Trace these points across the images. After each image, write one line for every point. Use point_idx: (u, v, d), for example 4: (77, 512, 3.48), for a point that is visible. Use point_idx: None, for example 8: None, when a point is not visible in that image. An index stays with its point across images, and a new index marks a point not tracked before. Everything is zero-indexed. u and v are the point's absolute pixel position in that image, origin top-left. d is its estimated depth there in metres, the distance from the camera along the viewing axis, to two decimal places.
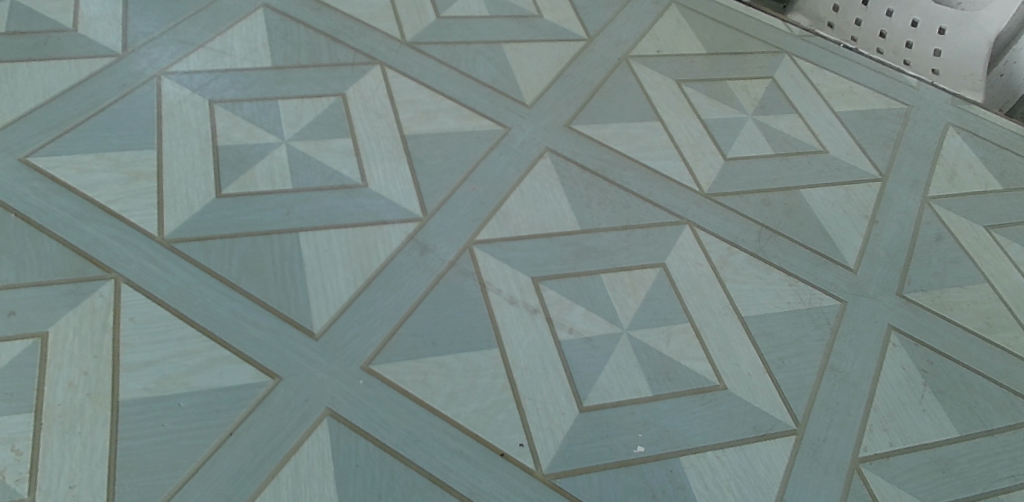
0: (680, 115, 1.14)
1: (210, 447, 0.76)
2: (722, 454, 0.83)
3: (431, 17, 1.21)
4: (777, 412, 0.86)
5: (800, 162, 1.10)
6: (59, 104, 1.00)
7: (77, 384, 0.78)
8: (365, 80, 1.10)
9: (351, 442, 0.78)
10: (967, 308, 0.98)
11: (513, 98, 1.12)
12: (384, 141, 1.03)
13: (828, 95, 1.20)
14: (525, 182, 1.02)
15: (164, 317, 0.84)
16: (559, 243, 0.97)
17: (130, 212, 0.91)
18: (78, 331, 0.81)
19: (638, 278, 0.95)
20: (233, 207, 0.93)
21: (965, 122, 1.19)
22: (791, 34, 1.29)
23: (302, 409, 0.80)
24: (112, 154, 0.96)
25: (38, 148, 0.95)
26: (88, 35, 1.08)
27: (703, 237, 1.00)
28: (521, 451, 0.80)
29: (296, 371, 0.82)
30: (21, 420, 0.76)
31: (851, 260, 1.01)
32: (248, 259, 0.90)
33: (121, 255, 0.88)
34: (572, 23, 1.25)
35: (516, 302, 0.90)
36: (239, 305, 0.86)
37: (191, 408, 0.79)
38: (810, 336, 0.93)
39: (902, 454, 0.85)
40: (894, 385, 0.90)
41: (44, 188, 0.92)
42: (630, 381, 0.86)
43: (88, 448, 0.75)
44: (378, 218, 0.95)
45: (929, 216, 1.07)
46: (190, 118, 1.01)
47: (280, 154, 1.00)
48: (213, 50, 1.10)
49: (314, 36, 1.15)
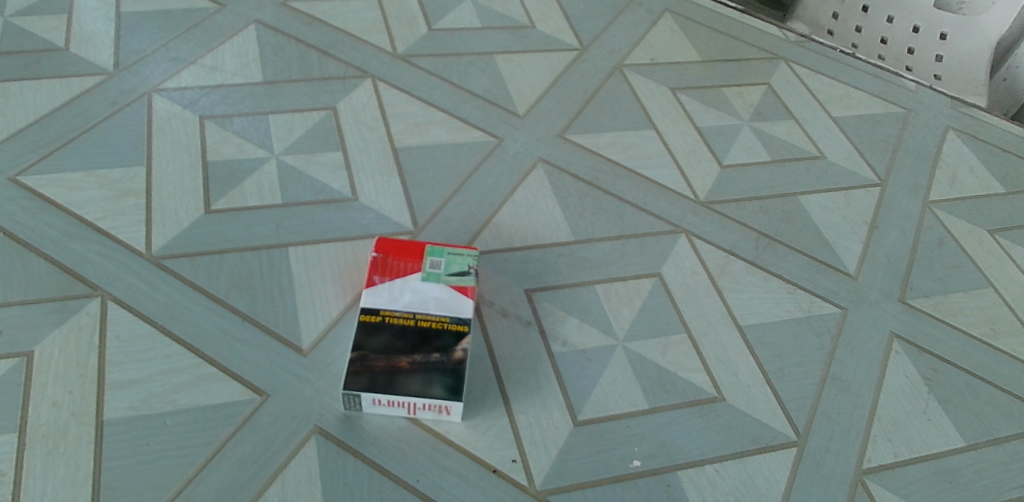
0: (675, 123, 1.12)
1: (196, 466, 0.75)
2: (722, 467, 0.80)
3: (424, 30, 1.21)
4: (778, 423, 0.84)
5: (798, 168, 1.08)
6: (50, 122, 1.00)
7: (60, 404, 0.77)
8: (356, 94, 1.09)
9: (340, 459, 0.77)
10: (972, 314, 0.96)
11: (505, 109, 1.11)
12: (375, 154, 1.03)
13: (825, 101, 1.19)
14: (517, 193, 1.01)
15: (151, 335, 0.83)
16: (552, 253, 0.95)
17: (118, 229, 0.91)
18: (64, 349, 0.81)
19: (633, 288, 0.93)
20: (222, 223, 0.93)
21: (966, 126, 1.17)
22: (787, 40, 1.28)
23: (290, 427, 0.78)
24: (101, 171, 0.96)
25: (28, 166, 0.95)
26: (81, 53, 1.09)
27: (699, 245, 0.98)
28: (513, 466, 0.78)
29: (284, 387, 0.81)
30: (4, 441, 0.75)
31: (852, 267, 0.99)
32: (237, 275, 0.89)
33: (108, 272, 0.87)
34: (565, 33, 1.24)
35: (509, 314, 0.89)
36: (226, 322, 0.85)
37: (176, 426, 0.77)
38: (811, 345, 0.91)
39: (908, 466, 0.83)
40: (898, 394, 0.88)
41: (33, 206, 0.92)
42: (625, 394, 0.84)
43: (71, 469, 0.74)
44: (368, 231, 0.94)
45: (930, 221, 1.04)
46: (180, 134, 1.01)
47: (270, 169, 0.99)
48: (204, 66, 1.10)
49: (305, 51, 1.15)
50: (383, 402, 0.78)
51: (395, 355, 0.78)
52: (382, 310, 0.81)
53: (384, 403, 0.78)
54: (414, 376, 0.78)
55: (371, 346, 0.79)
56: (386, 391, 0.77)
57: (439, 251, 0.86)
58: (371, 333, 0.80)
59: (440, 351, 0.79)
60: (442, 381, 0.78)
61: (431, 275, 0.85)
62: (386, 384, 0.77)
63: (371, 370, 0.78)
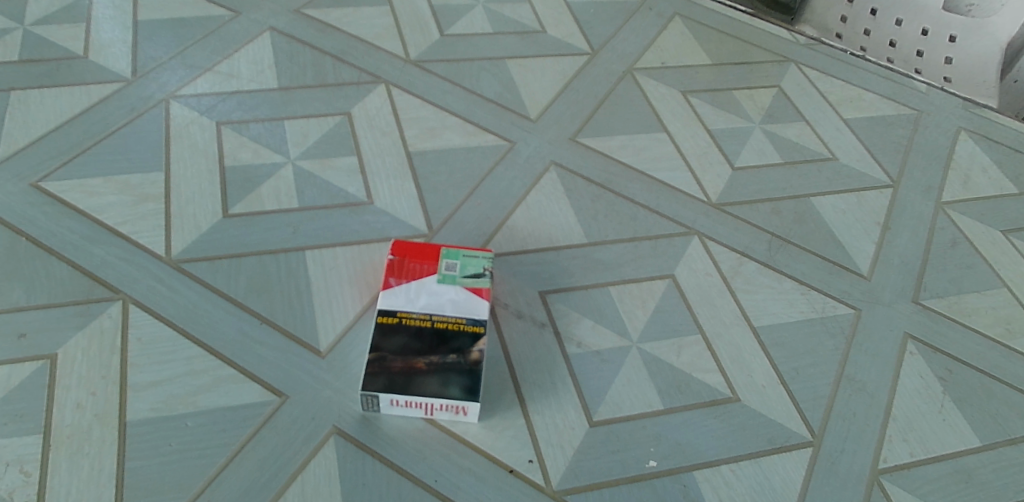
0: (686, 126, 1.13)
1: (217, 466, 0.76)
2: (737, 468, 0.81)
3: (436, 35, 1.22)
4: (793, 423, 0.84)
5: (810, 170, 1.09)
6: (70, 129, 1.02)
7: (84, 405, 0.78)
8: (371, 99, 1.11)
9: (359, 460, 0.78)
10: (985, 314, 0.96)
11: (518, 113, 1.12)
12: (390, 158, 1.04)
13: (836, 103, 1.19)
14: (530, 195, 1.02)
15: (172, 338, 0.84)
16: (566, 256, 0.96)
17: (138, 233, 0.92)
18: (86, 352, 0.82)
19: (647, 289, 0.94)
20: (240, 227, 0.94)
21: (976, 127, 1.18)
22: (797, 43, 1.29)
23: (309, 428, 0.79)
24: (121, 177, 0.97)
25: (49, 172, 0.97)
26: (100, 61, 1.11)
27: (713, 247, 0.99)
28: (530, 467, 0.79)
29: (302, 389, 0.82)
30: (29, 442, 0.76)
31: (864, 268, 0.99)
32: (255, 278, 0.90)
33: (128, 276, 0.88)
34: (576, 37, 1.25)
35: (524, 316, 0.89)
36: (245, 324, 0.86)
37: (197, 428, 0.78)
38: (825, 346, 0.91)
39: (924, 466, 0.83)
40: (913, 394, 0.88)
41: (55, 211, 0.93)
42: (640, 395, 0.84)
43: (95, 470, 0.75)
44: (384, 235, 0.95)
45: (942, 221, 1.05)
46: (197, 140, 1.02)
47: (286, 174, 1.00)
48: (220, 72, 1.11)
49: (320, 57, 1.16)
50: (401, 403, 0.78)
51: (413, 356, 0.79)
52: (399, 312, 0.82)
53: (401, 404, 0.79)
54: (431, 376, 0.78)
55: (388, 347, 0.80)
56: (403, 392, 0.77)
57: (455, 253, 0.87)
58: (388, 335, 0.80)
59: (457, 352, 0.80)
60: (459, 381, 0.78)
61: (447, 277, 0.85)
62: (404, 385, 0.78)
63: (388, 371, 0.78)
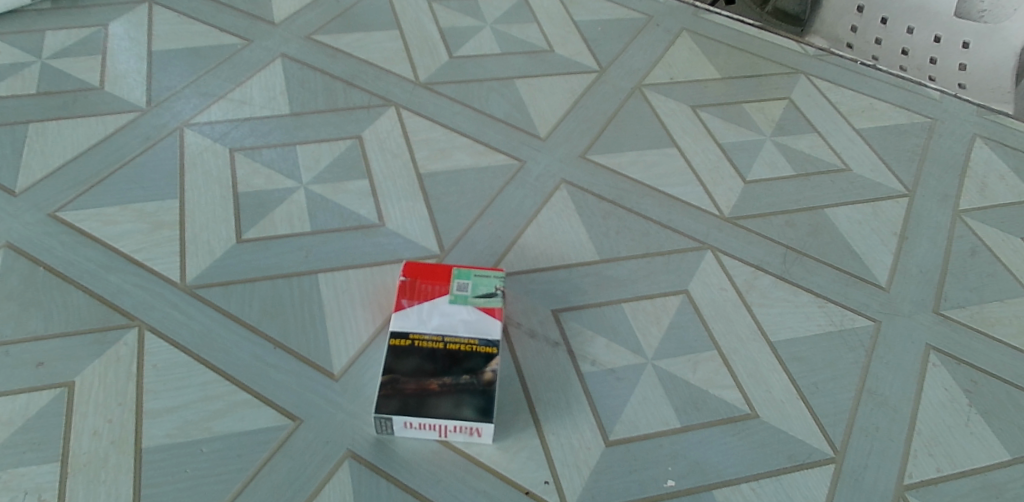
0: (697, 141, 1.12)
1: (233, 490, 0.76)
2: (759, 486, 0.79)
3: (444, 57, 1.23)
4: (814, 439, 0.83)
5: (823, 181, 1.08)
6: (87, 158, 1.03)
7: (101, 432, 0.79)
8: (380, 122, 1.12)
9: (372, 483, 0.77)
10: (1009, 324, 0.94)
11: (527, 131, 1.12)
12: (400, 180, 1.04)
13: (849, 114, 1.18)
14: (542, 213, 1.02)
15: (187, 363, 0.85)
16: (579, 273, 0.95)
17: (153, 260, 0.93)
18: (103, 379, 0.82)
19: (661, 306, 0.93)
20: (254, 251, 0.95)
21: (993, 133, 1.16)
22: (807, 54, 1.28)
23: (323, 451, 0.79)
24: (136, 205, 0.98)
25: (66, 202, 0.98)
26: (115, 92, 1.13)
27: (727, 261, 0.98)
28: (546, 488, 0.78)
29: (316, 413, 0.82)
30: (47, 470, 0.76)
31: (883, 279, 0.98)
32: (269, 302, 0.90)
33: (144, 303, 0.89)
34: (583, 55, 1.26)
35: (537, 335, 0.89)
36: (260, 349, 0.86)
37: (212, 453, 0.78)
38: (844, 359, 0.90)
39: (951, 480, 0.81)
40: (937, 407, 0.86)
41: (72, 240, 0.94)
42: (657, 413, 0.83)
43: (112, 497, 0.75)
44: (396, 256, 0.95)
45: (961, 230, 1.03)
46: (211, 167, 1.03)
47: (299, 198, 1.01)
48: (233, 100, 1.13)
49: (330, 82, 1.18)
50: (414, 425, 0.78)
51: (426, 378, 0.79)
52: (411, 333, 0.82)
53: (414, 426, 0.78)
54: (444, 397, 0.78)
55: (401, 369, 0.79)
56: (416, 414, 0.77)
57: (466, 273, 0.87)
58: (400, 357, 0.80)
59: (470, 373, 0.79)
60: (473, 403, 0.78)
61: (459, 297, 0.85)
62: (417, 406, 0.77)
63: (401, 393, 0.78)
